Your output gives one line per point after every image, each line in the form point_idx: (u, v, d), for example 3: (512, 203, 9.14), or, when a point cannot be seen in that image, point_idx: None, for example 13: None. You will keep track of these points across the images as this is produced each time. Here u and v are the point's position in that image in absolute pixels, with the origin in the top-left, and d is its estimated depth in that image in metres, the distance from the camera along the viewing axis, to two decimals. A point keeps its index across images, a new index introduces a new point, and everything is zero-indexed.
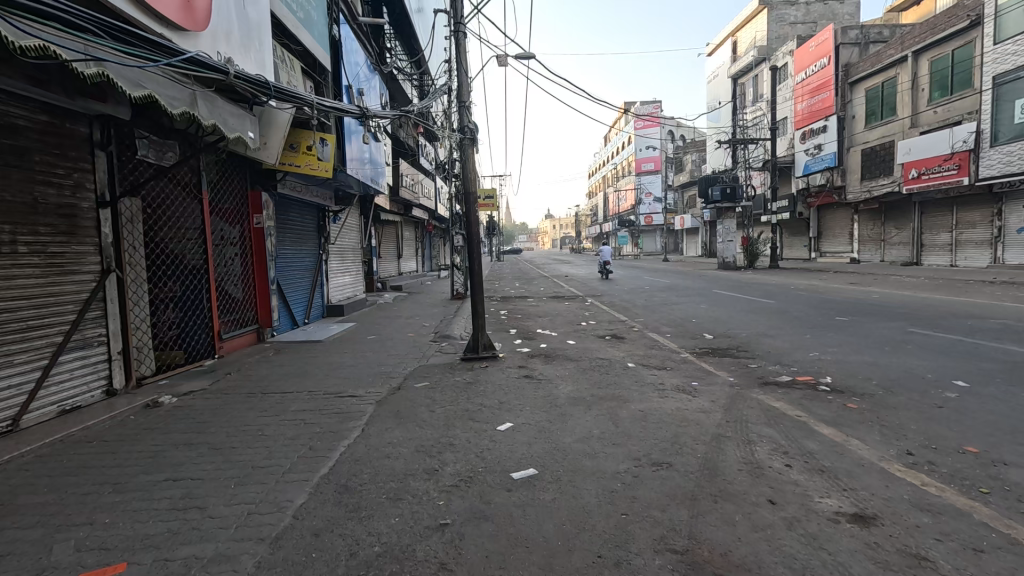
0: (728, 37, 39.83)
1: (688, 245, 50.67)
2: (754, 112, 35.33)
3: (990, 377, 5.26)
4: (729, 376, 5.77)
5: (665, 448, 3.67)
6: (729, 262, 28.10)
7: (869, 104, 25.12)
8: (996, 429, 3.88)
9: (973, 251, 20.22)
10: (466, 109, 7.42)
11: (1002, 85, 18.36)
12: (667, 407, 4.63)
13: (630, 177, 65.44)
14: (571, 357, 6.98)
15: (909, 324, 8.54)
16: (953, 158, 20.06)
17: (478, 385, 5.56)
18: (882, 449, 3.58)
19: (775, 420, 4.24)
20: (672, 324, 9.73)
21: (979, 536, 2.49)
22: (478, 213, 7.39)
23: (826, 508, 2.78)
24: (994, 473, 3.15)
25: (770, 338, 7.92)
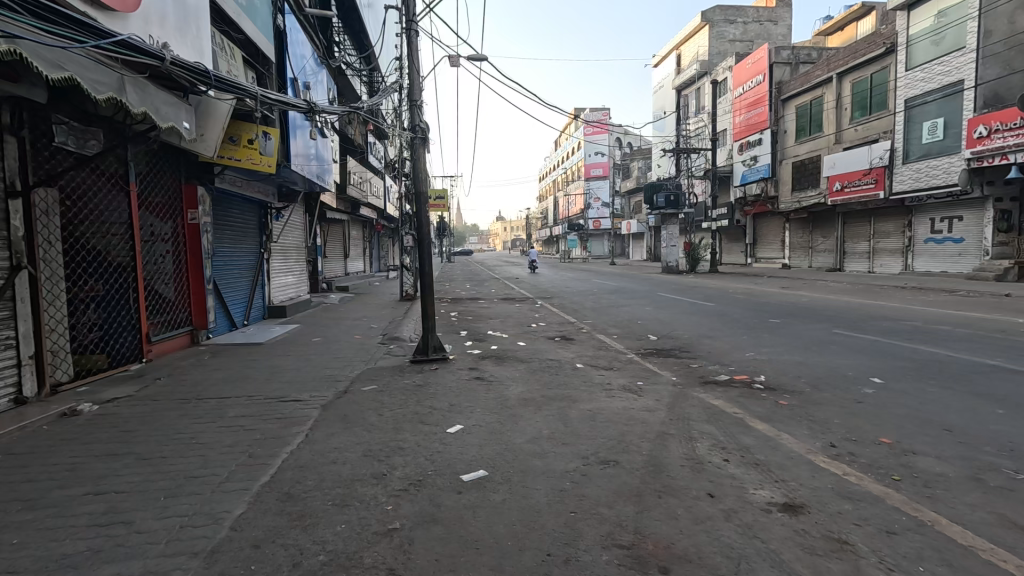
0: (673, 50, 41.54)
1: (634, 249, 52.16)
2: (696, 123, 37.00)
3: (903, 374, 5.76)
4: (672, 376, 6.01)
5: (612, 446, 3.77)
6: (672, 266, 29.18)
7: (800, 120, 26.90)
8: (907, 421, 4.25)
9: (887, 258, 22.01)
10: (418, 108, 7.32)
11: (913, 108, 20.16)
12: (614, 407, 4.76)
13: (580, 182, 66.82)
14: (521, 358, 7.03)
15: (835, 326, 9.18)
16: (871, 173, 21.80)
17: (428, 387, 5.49)
18: (810, 442, 3.84)
19: (714, 417, 4.45)
20: (619, 326, 10.01)
21: (893, 519, 2.71)
22: (429, 212, 7.30)
23: (760, 499, 2.95)
24: (905, 462, 3.45)
25: (711, 339, 8.30)
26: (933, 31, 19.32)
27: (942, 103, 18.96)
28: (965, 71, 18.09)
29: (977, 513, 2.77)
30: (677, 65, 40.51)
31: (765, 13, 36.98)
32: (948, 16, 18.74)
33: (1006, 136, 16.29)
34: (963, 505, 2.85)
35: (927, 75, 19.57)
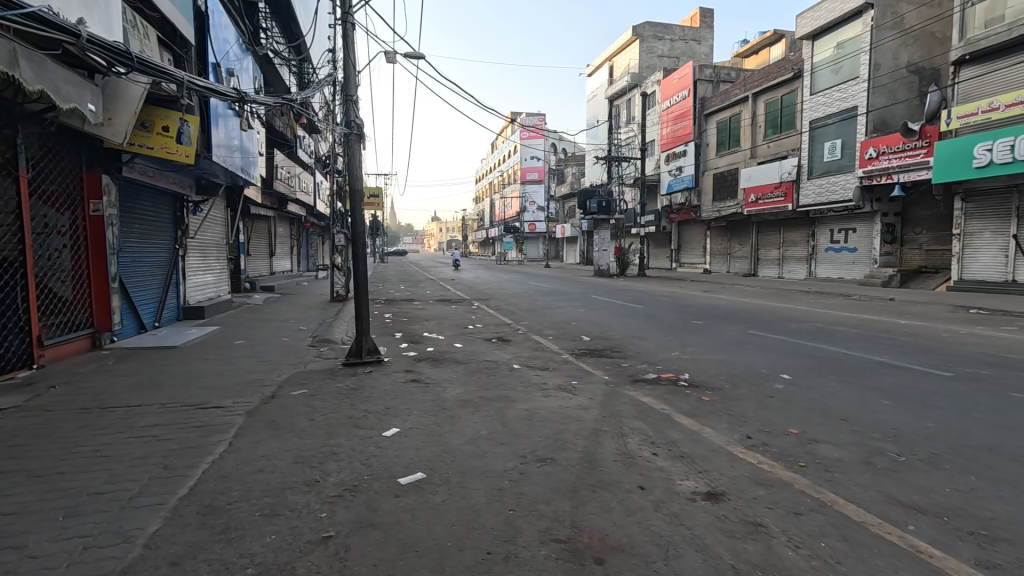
0: (605, 61, 43.07)
1: (568, 253, 53.46)
2: (627, 132, 38.60)
3: (806, 370, 6.36)
4: (604, 375, 6.24)
5: (549, 444, 3.86)
6: (604, 269, 30.23)
7: (720, 135, 28.82)
8: (811, 413, 4.68)
9: (794, 265, 24.05)
10: (354, 104, 7.12)
11: (816, 129, 22.22)
12: (550, 406, 4.87)
13: (515, 185, 67.60)
14: (458, 360, 7.01)
15: (749, 327, 9.93)
16: (781, 187, 23.76)
17: (362, 391, 5.35)
18: (729, 434, 4.14)
19: (643, 414, 4.68)
20: (554, 327, 10.23)
21: (799, 501, 2.99)
22: (364, 210, 7.09)
23: (686, 489, 3.14)
24: (808, 449, 3.82)
25: (640, 340, 8.70)
26: (833, 61, 21.43)
27: (840, 126, 21.05)
28: (859, 98, 20.20)
29: (868, 493, 3.11)
30: (610, 76, 42.07)
31: (690, 32, 39.30)
32: (845, 48, 20.84)
33: (892, 159, 18.42)
34: (856, 486, 3.20)
35: (828, 100, 21.67)
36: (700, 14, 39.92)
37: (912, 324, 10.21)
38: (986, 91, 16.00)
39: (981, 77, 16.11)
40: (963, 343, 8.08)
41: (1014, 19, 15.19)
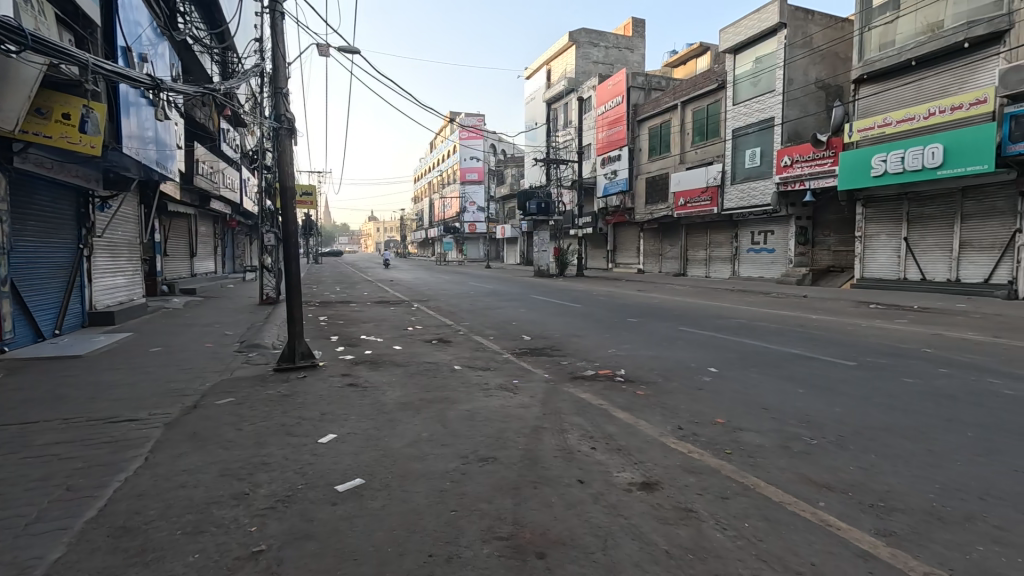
0: (543, 65, 43.75)
1: (508, 253, 53.86)
2: (565, 135, 39.45)
3: (731, 363, 6.78)
4: (545, 373, 6.34)
5: (491, 443, 3.87)
6: (544, 270, 30.74)
7: (652, 141, 30.07)
8: (736, 403, 5.00)
9: (720, 265, 25.54)
10: (284, 97, 6.79)
11: (738, 137, 23.73)
12: (492, 405, 4.89)
13: (455, 185, 67.29)
14: (398, 363, 6.85)
15: (680, 324, 10.45)
16: (708, 191, 25.13)
17: (295, 396, 5.12)
18: (662, 426, 4.33)
19: (583, 410, 4.80)
20: (495, 327, 10.26)
21: (726, 486, 3.19)
22: (295, 208, 6.77)
23: (622, 480, 3.26)
24: (733, 437, 4.08)
25: (579, 338, 8.92)
26: (752, 74, 22.97)
27: (759, 135, 22.60)
28: (775, 110, 21.77)
29: (786, 475, 3.37)
30: (547, 80, 42.79)
31: (623, 41, 40.76)
32: (763, 63, 22.37)
33: (804, 167, 20.01)
34: (776, 469, 3.45)
35: (748, 111, 23.18)
36: (632, 23, 41.45)
37: (822, 319, 11.12)
38: (882, 107, 17.74)
39: (879, 94, 17.84)
40: (864, 335, 8.92)
41: (904, 43, 16.92)
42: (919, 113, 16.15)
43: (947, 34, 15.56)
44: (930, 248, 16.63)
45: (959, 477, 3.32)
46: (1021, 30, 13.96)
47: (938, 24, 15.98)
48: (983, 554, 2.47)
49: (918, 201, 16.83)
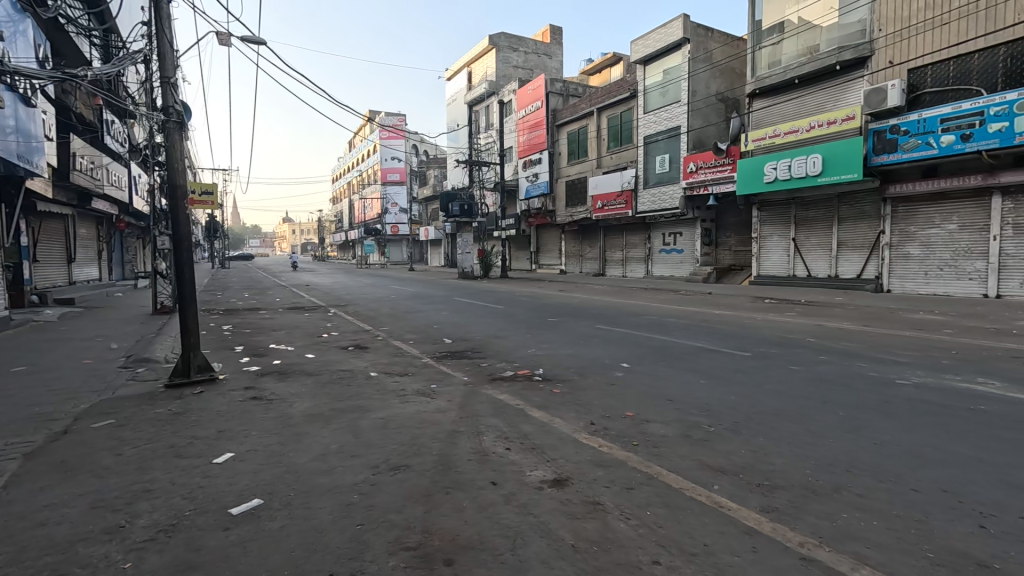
0: (464, 66, 43.64)
1: (432, 255, 53.22)
2: (486, 138, 39.65)
3: (642, 358, 7.15)
4: (464, 376, 6.31)
5: (404, 451, 3.77)
6: (468, 272, 30.67)
7: (570, 145, 31.02)
8: (645, 396, 5.25)
9: (635, 265, 26.82)
10: (173, 88, 6.23)
11: (649, 144, 25.10)
12: (407, 411, 4.78)
13: (375, 186, 65.32)
14: (309, 372, 6.49)
15: (597, 322, 10.86)
16: (623, 195, 26.30)
17: (189, 414, 4.69)
18: (576, 423, 4.45)
19: (500, 411, 4.83)
20: (415, 331, 10.05)
21: (632, 477, 3.33)
22: (188, 208, 6.22)
23: (535, 479, 3.30)
24: (640, 428, 4.29)
25: (499, 339, 8.99)
26: (660, 85, 24.41)
27: (667, 142, 24.06)
28: (681, 120, 23.28)
29: (687, 462, 3.58)
30: (468, 82, 42.74)
31: (542, 47, 41.66)
32: (670, 75, 23.84)
33: (708, 173, 21.58)
34: (677, 458, 3.66)
35: (657, 119, 24.60)
36: (550, 30, 42.46)
37: (725, 314, 12.03)
38: (772, 120, 19.55)
39: (768, 108, 19.66)
40: (759, 328, 9.76)
41: (788, 62, 18.76)
42: (802, 126, 17.96)
43: (822, 57, 17.46)
44: (814, 247, 18.54)
45: (831, 452, 3.71)
46: (880, 56, 16.02)
47: (815, 47, 17.88)
48: (847, 520, 2.77)
49: (803, 205, 18.71)
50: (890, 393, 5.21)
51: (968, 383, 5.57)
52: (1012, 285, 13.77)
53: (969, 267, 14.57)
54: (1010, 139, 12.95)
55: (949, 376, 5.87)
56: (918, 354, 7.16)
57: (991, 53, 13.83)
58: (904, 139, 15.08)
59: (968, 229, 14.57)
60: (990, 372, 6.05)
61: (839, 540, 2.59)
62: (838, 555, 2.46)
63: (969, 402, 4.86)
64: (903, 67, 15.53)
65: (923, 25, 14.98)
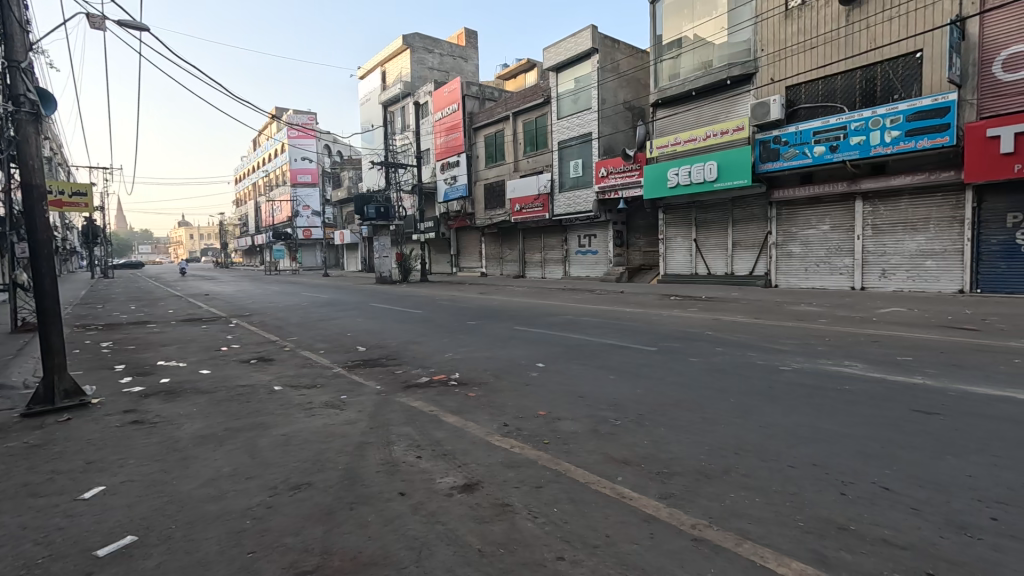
0: (377, 66, 42.48)
1: (349, 260, 51.27)
2: (403, 140, 38.86)
3: (556, 357, 7.33)
4: (377, 385, 6.09)
5: (307, 468, 3.56)
6: (386, 276, 29.87)
7: (488, 148, 31.23)
8: (558, 395, 5.38)
9: (554, 266, 27.47)
10: (23, 73, 5.45)
11: (563, 149, 25.91)
12: (313, 425, 4.53)
13: (284, 187, 61.68)
14: (202, 390, 5.94)
15: (515, 323, 10.99)
16: (539, 199, 26.84)
17: (50, 446, 4.11)
18: (489, 425, 4.46)
19: (413, 418, 4.72)
20: (326, 341, 9.56)
21: (541, 475, 3.39)
22: (46, 212, 5.47)
23: (445, 485, 3.26)
24: (552, 427, 4.38)
25: (416, 344, 8.82)
26: (572, 92, 25.28)
27: (580, 147, 24.95)
28: (592, 126, 24.25)
29: (593, 456, 3.71)
30: (382, 81, 41.65)
31: (457, 49, 41.63)
32: (581, 83, 24.77)
33: (618, 178, 22.63)
34: (584, 453, 3.78)
35: (570, 125, 25.46)
36: (465, 34, 42.56)
37: (635, 311, 12.67)
38: (674, 128, 20.93)
39: (670, 117, 21.01)
40: (665, 324, 10.37)
41: (686, 76, 20.17)
42: (699, 135, 19.37)
43: (714, 72, 18.98)
44: (712, 247, 20.07)
45: (723, 437, 4.01)
46: (763, 74, 17.77)
47: (708, 62, 19.38)
48: (734, 499, 3.01)
49: (703, 209, 20.19)
50: (774, 378, 5.76)
51: (837, 365, 6.31)
52: (873, 278, 15.76)
53: (840, 264, 16.47)
54: (867, 150, 14.86)
55: (822, 361, 6.60)
56: (799, 342, 7.99)
57: (851, 75, 15.79)
58: (784, 149, 16.78)
59: (837, 229, 16.47)
60: (855, 356, 6.87)
61: (726, 519, 2.80)
62: (724, 533, 2.66)
63: (838, 382, 5.48)
64: (782, 85, 17.34)
65: (797, 47, 16.82)
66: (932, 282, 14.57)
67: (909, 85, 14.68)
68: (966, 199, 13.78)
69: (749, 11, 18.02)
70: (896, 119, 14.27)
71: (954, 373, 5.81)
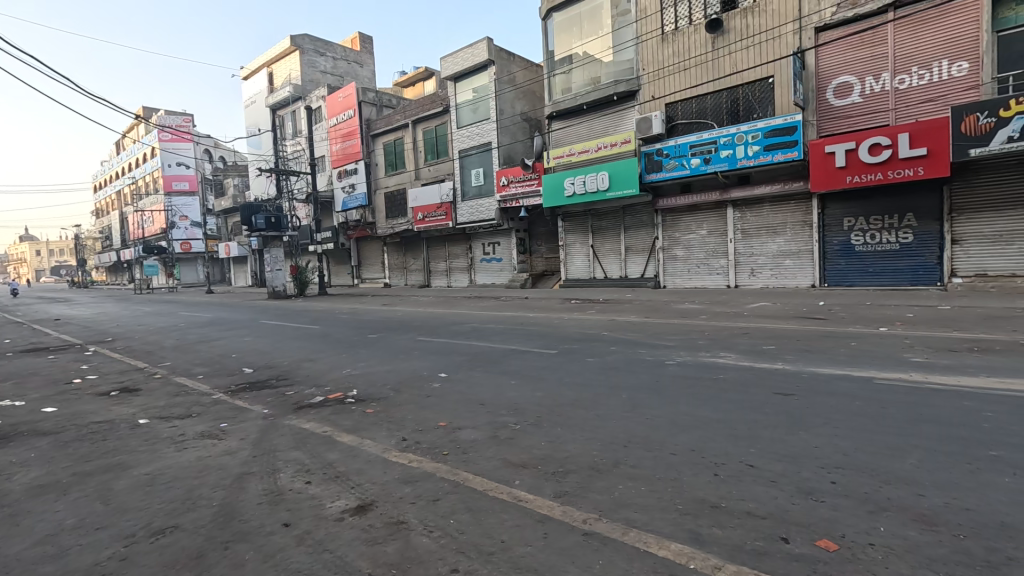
0: (263, 66, 39.73)
1: (238, 275, 47.21)
2: (294, 145, 36.67)
3: (459, 366, 7.29)
4: (264, 409, 5.63)
5: (175, 508, 3.19)
6: (279, 291, 27.83)
7: (387, 156, 30.47)
8: (460, 404, 5.34)
9: (460, 274, 27.41)
10: None
11: (464, 158, 26.05)
12: (185, 459, 4.07)
13: (155, 196, 55.27)
14: (43, 432, 5.08)
15: (418, 334, 10.77)
16: (442, 207, 26.68)
17: None
18: (387, 441, 4.31)
19: (302, 441, 4.41)
20: (206, 364, 8.67)
21: (438, 488, 3.33)
22: None
23: (335, 510, 3.08)
24: (452, 437, 4.33)
25: (311, 362, 8.31)
26: (471, 102, 25.53)
27: (481, 157, 25.27)
28: (492, 136, 24.66)
29: (491, 463, 3.72)
30: (269, 83, 39.01)
31: (351, 54, 40.23)
32: (479, 93, 25.11)
33: (518, 187, 23.18)
34: (484, 460, 3.78)
35: (470, 134, 25.67)
36: (359, 38, 41.30)
37: (538, 316, 13.00)
38: (568, 140, 21.91)
39: (564, 129, 21.97)
40: (566, 327, 10.75)
41: (577, 90, 21.22)
42: (591, 146, 20.49)
43: (603, 87, 20.19)
44: (608, 252, 21.23)
45: (614, 432, 4.22)
46: (645, 91, 19.23)
47: (597, 78, 20.57)
48: (622, 490, 3.17)
49: (598, 216, 21.31)
50: (660, 373, 6.20)
51: (714, 357, 6.93)
52: (744, 277, 17.61)
53: (717, 265, 18.21)
54: (734, 163, 16.64)
55: (701, 354, 7.22)
56: (682, 338, 8.69)
57: (719, 96, 17.61)
58: (665, 161, 18.28)
59: (713, 233, 18.22)
60: (728, 348, 7.60)
61: (615, 510, 2.94)
62: (612, 524, 2.79)
63: (714, 373, 6.02)
64: (662, 101, 18.87)
65: (673, 68, 18.44)
66: (791, 278, 16.63)
67: (764, 106, 16.71)
68: (813, 206, 15.91)
69: (630, 33, 19.43)
70: (755, 135, 16.15)
71: (806, 358, 6.65)
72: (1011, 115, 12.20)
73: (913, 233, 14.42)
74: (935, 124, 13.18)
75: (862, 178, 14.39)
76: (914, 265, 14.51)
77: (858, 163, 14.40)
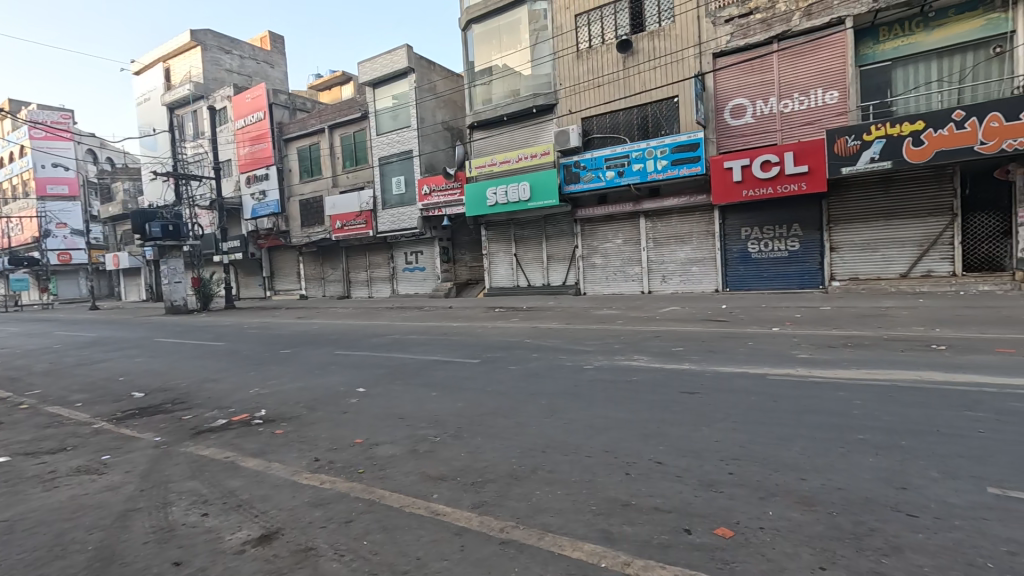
0: (158, 61, 36.42)
1: (130, 288, 42.68)
2: (195, 148, 33.90)
3: (378, 379, 7.06)
4: (156, 436, 5.09)
5: (39, 558, 2.79)
6: (179, 305, 25.48)
7: (301, 162, 29.04)
8: (378, 419, 5.17)
9: (382, 283, 26.68)
10: None
11: (384, 165, 25.47)
12: (55, 500, 3.58)
13: (25, 201, 48.62)
14: None
15: (335, 347, 10.30)
16: (361, 216, 25.84)
17: None
18: (297, 463, 4.07)
19: (200, 470, 4.05)
20: (86, 390, 7.69)
21: (351, 509, 3.18)
22: None
23: (235, 542, 2.85)
24: (368, 454, 4.18)
25: (213, 382, 7.66)
26: (391, 109, 25.07)
27: (402, 164, 24.82)
28: (412, 144, 24.33)
29: (409, 477, 3.63)
30: (166, 80, 35.85)
31: (260, 53, 38.04)
32: (399, 100, 24.73)
33: (441, 196, 23.04)
34: (401, 475, 3.68)
35: (390, 141, 25.16)
36: (269, 37, 39.17)
37: (461, 325, 12.93)
38: (490, 150, 22.13)
39: (486, 139, 22.17)
40: (488, 335, 10.79)
41: (497, 101, 21.52)
42: (512, 157, 20.82)
43: (522, 99, 20.65)
44: (530, 261, 21.62)
45: (533, 439, 4.27)
46: (562, 105, 19.92)
47: (516, 91, 21.01)
48: (538, 496, 3.22)
49: (520, 226, 21.65)
50: (577, 377, 6.39)
51: (628, 360, 7.27)
52: (657, 283, 18.66)
53: (633, 271, 19.15)
54: (646, 176, 17.65)
55: (616, 357, 7.54)
56: (601, 343, 9.02)
57: (630, 112, 18.64)
58: (583, 172, 19.00)
59: (628, 242, 19.17)
60: (642, 350, 8.01)
61: (531, 516, 2.97)
62: (528, 530, 2.82)
63: (628, 375, 6.31)
64: (578, 116, 19.63)
65: (588, 84, 19.27)
66: (698, 283, 17.87)
67: (671, 123, 17.91)
68: (715, 217, 17.24)
69: (548, 49, 20.10)
70: (663, 150, 17.26)
71: (709, 357, 7.16)
72: (872, 139, 13.97)
73: (799, 241, 16.07)
74: (814, 145, 14.83)
75: (755, 192, 15.85)
76: (801, 271, 16.19)
77: (752, 178, 15.84)
